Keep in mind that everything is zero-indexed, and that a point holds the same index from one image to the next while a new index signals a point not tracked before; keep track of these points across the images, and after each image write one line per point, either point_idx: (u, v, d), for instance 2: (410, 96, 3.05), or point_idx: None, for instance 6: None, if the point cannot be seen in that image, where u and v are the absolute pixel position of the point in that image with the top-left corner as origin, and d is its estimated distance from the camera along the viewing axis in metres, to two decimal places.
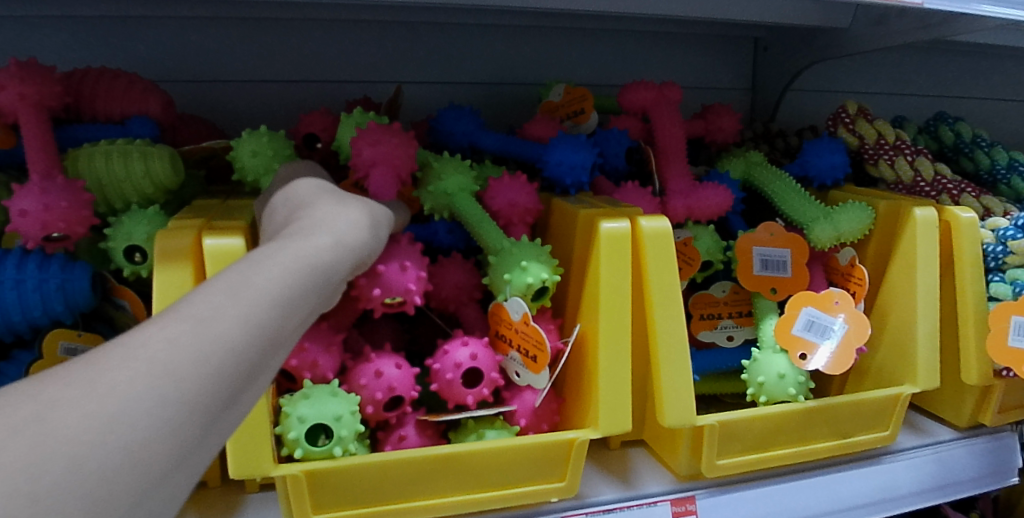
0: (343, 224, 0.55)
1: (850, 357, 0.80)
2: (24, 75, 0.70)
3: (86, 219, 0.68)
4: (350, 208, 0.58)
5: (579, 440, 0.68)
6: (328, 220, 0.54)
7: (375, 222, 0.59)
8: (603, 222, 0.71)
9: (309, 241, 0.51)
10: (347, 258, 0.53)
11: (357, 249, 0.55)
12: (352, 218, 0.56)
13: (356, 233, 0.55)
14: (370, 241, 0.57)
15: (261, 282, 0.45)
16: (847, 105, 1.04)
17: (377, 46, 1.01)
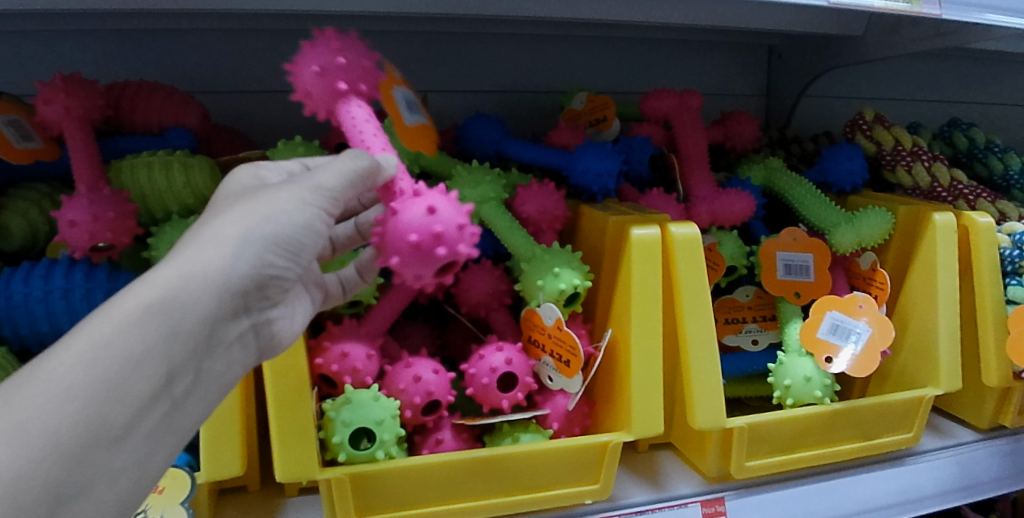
0: (239, 218, 0.50)
1: (875, 360, 0.82)
2: (68, 90, 0.73)
3: (131, 228, 0.71)
4: (263, 193, 0.52)
5: (612, 443, 0.70)
6: (226, 219, 0.50)
7: (307, 195, 0.52)
8: (633, 229, 0.72)
9: (187, 249, 0.49)
10: (237, 255, 0.49)
11: (258, 242, 0.50)
12: (253, 208, 0.51)
13: (254, 225, 0.50)
14: (289, 223, 0.51)
15: (115, 318, 0.45)
16: (864, 112, 1.06)
17: (401, 57, 1.03)
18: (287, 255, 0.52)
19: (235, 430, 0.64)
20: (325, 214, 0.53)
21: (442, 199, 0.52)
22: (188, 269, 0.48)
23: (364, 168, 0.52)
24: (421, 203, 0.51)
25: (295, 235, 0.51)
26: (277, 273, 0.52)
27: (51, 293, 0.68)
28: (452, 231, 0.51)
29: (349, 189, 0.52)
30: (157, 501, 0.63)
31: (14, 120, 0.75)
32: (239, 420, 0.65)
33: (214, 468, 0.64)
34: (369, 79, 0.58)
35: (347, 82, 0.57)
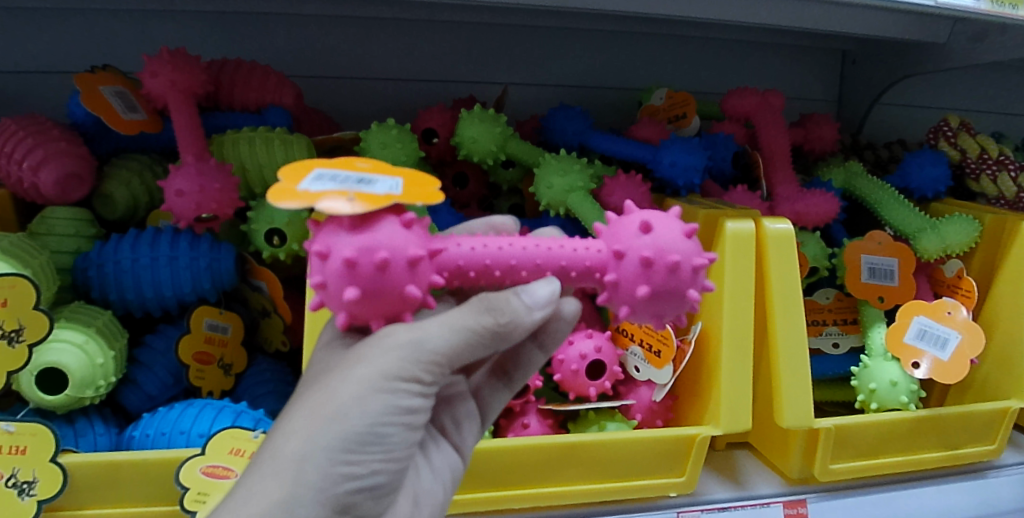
0: (305, 427, 0.46)
1: (964, 368, 0.80)
2: (175, 63, 0.74)
3: (234, 201, 0.72)
4: (334, 381, 0.47)
5: (700, 436, 0.69)
6: (293, 428, 0.47)
7: (388, 371, 0.46)
8: (730, 222, 0.72)
9: (306, 411, 0.47)
10: (354, 417, 0.46)
11: (329, 449, 0.46)
12: (319, 409, 0.46)
13: (322, 431, 0.46)
14: (363, 414, 0.46)
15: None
16: (949, 118, 1.04)
17: (481, 48, 1.04)
18: (369, 445, 0.47)
19: None
20: (413, 387, 0.47)
21: (660, 277, 0.49)
22: (258, 501, 0.45)
23: (497, 311, 0.47)
24: (657, 276, 0.49)
25: (373, 424, 0.47)
26: (360, 471, 0.47)
27: (158, 260, 0.70)
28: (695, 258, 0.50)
29: (465, 341, 0.48)
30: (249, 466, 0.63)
31: (120, 92, 0.78)
32: None
33: None
34: (379, 245, 0.44)
35: (391, 309, 0.46)
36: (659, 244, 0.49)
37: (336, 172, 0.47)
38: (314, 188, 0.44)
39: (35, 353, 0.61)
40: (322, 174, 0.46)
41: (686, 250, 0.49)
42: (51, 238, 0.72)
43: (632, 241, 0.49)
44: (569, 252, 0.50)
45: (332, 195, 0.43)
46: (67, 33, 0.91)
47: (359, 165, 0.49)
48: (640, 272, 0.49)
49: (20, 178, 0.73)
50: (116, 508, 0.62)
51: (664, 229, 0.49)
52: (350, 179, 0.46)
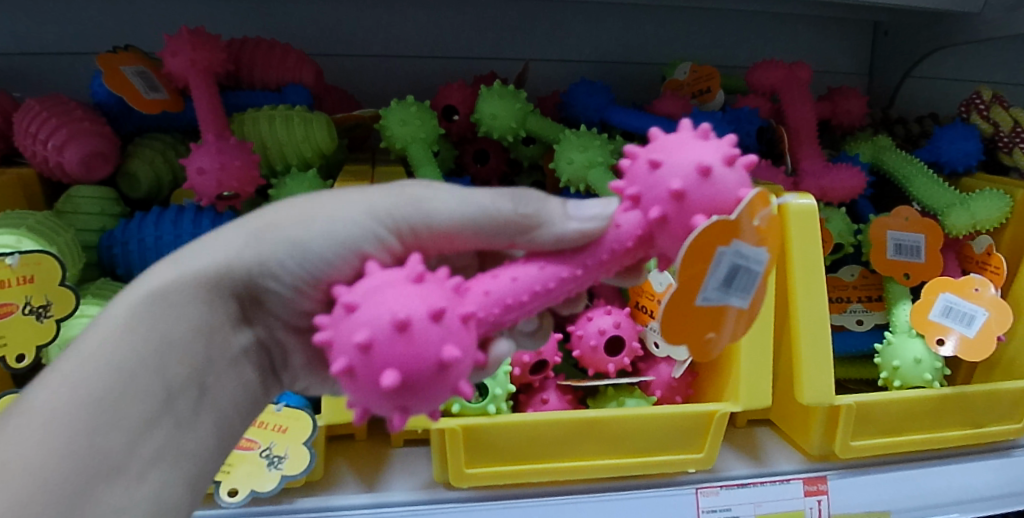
0: (277, 216, 0.45)
1: (992, 344, 0.78)
2: (193, 42, 0.74)
3: (255, 179, 0.72)
4: (333, 195, 0.45)
5: (719, 412, 0.69)
6: (268, 216, 0.46)
7: (378, 209, 0.43)
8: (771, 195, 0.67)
9: (290, 208, 0.46)
10: (317, 229, 0.44)
11: (278, 246, 0.44)
12: (301, 208, 0.45)
13: (286, 230, 0.44)
14: (324, 232, 0.43)
15: (121, 310, 0.43)
16: (982, 90, 1.00)
17: (502, 24, 1.03)
18: (307, 263, 0.44)
19: None
20: (389, 240, 0.44)
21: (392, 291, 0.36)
22: (205, 253, 0.45)
23: (513, 198, 0.44)
24: (411, 292, 0.36)
25: (325, 248, 0.43)
26: (286, 287, 0.45)
27: (181, 237, 0.71)
28: (378, 361, 0.34)
29: (471, 227, 0.43)
30: (281, 439, 0.64)
31: (141, 72, 0.78)
32: None
33: (336, 412, 0.66)
34: (715, 194, 0.40)
35: (652, 193, 0.41)
36: (429, 339, 0.34)
37: (733, 294, 0.43)
38: (761, 246, 0.43)
39: (63, 327, 0.64)
40: (749, 289, 0.44)
41: (386, 351, 0.34)
42: (77, 217, 0.73)
43: (456, 324, 0.36)
44: (533, 284, 0.41)
45: (758, 234, 0.42)
46: (91, 14, 0.91)
47: (719, 323, 0.44)
48: (439, 300, 0.36)
49: (45, 157, 0.74)
50: None
51: (428, 360, 0.34)
52: (743, 271, 0.42)
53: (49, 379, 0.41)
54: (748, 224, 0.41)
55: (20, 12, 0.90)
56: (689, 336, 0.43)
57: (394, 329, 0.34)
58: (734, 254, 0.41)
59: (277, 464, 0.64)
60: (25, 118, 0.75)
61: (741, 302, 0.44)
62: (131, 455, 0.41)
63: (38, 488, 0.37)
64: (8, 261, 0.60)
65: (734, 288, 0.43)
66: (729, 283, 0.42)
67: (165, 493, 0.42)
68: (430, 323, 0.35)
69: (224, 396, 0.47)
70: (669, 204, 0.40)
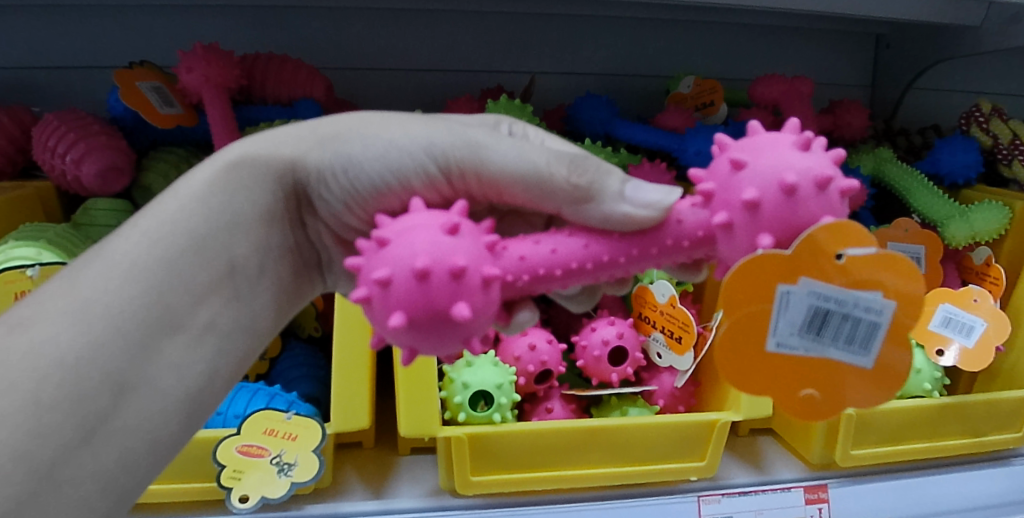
0: (342, 128, 0.49)
1: (990, 355, 0.79)
2: (208, 59, 0.76)
3: None
4: (395, 118, 0.48)
5: (721, 421, 0.70)
6: (334, 125, 0.49)
7: (432, 142, 0.45)
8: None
9: (354, 124, 0.48)
10: (369, 152, 0.46)
11: (333, 161, 0.48)
12: (364, 127, 0.48)
13: (348, 146, 0.47)
14: (376, 156, 0.46)
15: (198, 183, 0.48)
16: (981, 103, 1.01)
17: (508, 38, 1.05)
18: (359, 183, 0.47)
19: (362, 384, 0.67)
20: (435, 174, 0.45)
21: (421, 238, 0.36)
22: (273, 149, 0.50)
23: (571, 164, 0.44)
24: (440, 249, 0.36)
25: (376, 171, 0.46)
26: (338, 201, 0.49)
27: None
28: (393, 300, 0.36)
29: (518, 182, 0.44)
30: (290, 447, 0.66)
31: (157, 87, 0.80)
32: (368, 379, 0.68)
33: (344, 420, 0.68)
34: (791, 218, 0.38)
35: (725, 192, 0.39)
36: (443, 294, 0.36)
37: (835, 346, 0.41)
38: (887, 297, 0.41)
39: None
40: (870, 346, 0.41)
41: (408, 296, 0.36)
42: (94, 229, 0.75)
43: (475, 287, 0.36)
44: (574, 258, 0.42)
45: (850, 275, 0.40)
46: (107, 28, 0.94)
47: (829, 383, 0.42)
48: (470, 262, 0.36)
49: (63, 170, 0.76)
50: (164, 483, 0.66)
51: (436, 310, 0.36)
52: (838, 318, 0.41)
53: (129, 235, 0.46)
54: (827, 262, 0.39)
55: (39, 26, 0.92)
56: (778, 388, 0.42)
57: (413, 277, 0.35)
58: (810, 294, 0.40)
59: (286, 471, 0.66)
60: (44, 132, 0.77)
61: (859, 358, 0.42)
62: (190, 314, 0.46)
63: (113, 330, 0.43)
64: (29, 272, 0.62)
65: (839, 339, 0.41)
66: (821, 330, 0.41)
67: (213, 359, 0.47)
68: (452, 277, 0.36)
69: (270, 282, 0.52)
70: (738, 213, 0.39)
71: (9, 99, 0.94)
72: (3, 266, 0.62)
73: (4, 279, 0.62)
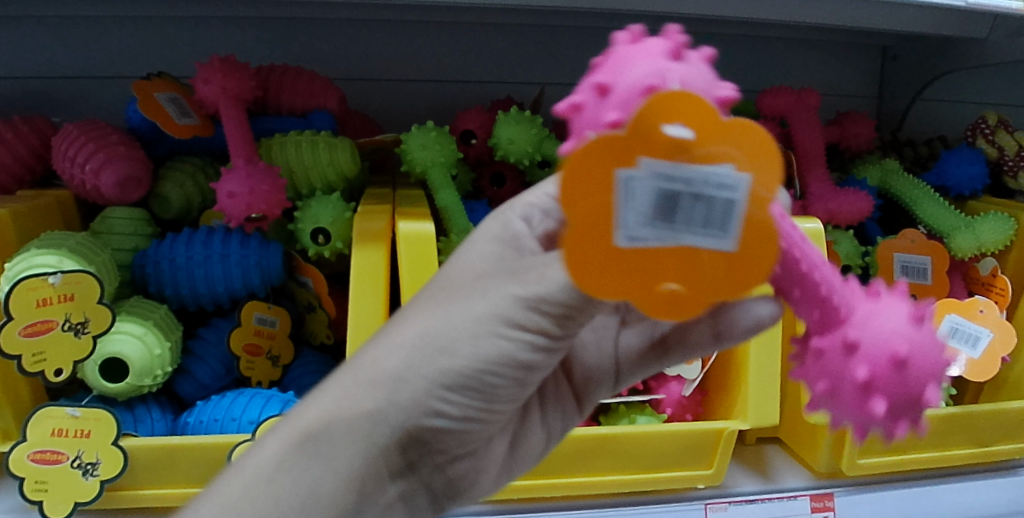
0: (411, 340, 0.44)
1: (995, 366, 0.80)
2: (224, 71, 0.78)
3: (282, 202, 0.76)
4: (456, 308, 0.43)
5: (728, 429, 0.71)
6: (405, 331, 0.44)
7: (501, 315, 0.41)
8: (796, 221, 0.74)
9: (428, 327, 0.43)
10: (458, 359, 0.42)
11: (427, 383, 0.43)
12: (432, 334, 0.43)
13: (430, 362, 0.43)
14: (468, 357, 0.42)
15: (276, 449, 0.45)
16: (988, 115, 1.02)
17: (517, 51, 1.07)
18: (462, 391, 0.44)
19: None
20: (519, 336, 0.41)
21: (885, 388, 0.39)
22: (348, 405, 0.44)
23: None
24: (895, 323, 0.39)
25: (470, 370, 0.42)
26: (449, 409, 0.45)
27: (211, 257, 0.75)
28: (913, 399, 0.39)
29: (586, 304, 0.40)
30: None
31: (174, 98, 0.82)
32: None
33: None
34: (668, 63, 0.34)
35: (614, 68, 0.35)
36: (923, 365, 0.39)
37: (691, 232, 0.32)
38: (741, 170, 0.31)
39: (100, 343, 0.67)
40: (729, 226, 0.32)
41: (891, 390, 0.39)
42: (112, 237, 0.76)
43: (919, 334, 0.39)
44: (818, 264, 0.41)
45: (693, 150, 0.31)
46: (125, 39, 0.96)
47: (691, 273, 0.33)
48: (899, 332, 0.39)
49: (83, 180, 0.78)
50: (177, 488, 0.68)
51: (935, 358, 0.39)
52: (696, 196, 0.31)
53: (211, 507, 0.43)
54: (660, 134, 0.30)
55: (58, 38, 0.94)
56: (629, 289, 0.33)
57: (886, 414, 0.39)
58: (674, 138, 0.30)
59: None
60: (64, 142, 0.79)
61: (713, 240, 0.32)
62: None
63: None
64: (51, 280, 0.64)
65: (708, 225, 0.32)
66: (678, 211, 0.32)
67: None
68: (902, 375, 0.39)
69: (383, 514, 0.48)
70: (628, 64, 0.34)
71: (28, 108, 0.96)
72: (26, 273, 0.64)
73: (28, 286, 0.63)
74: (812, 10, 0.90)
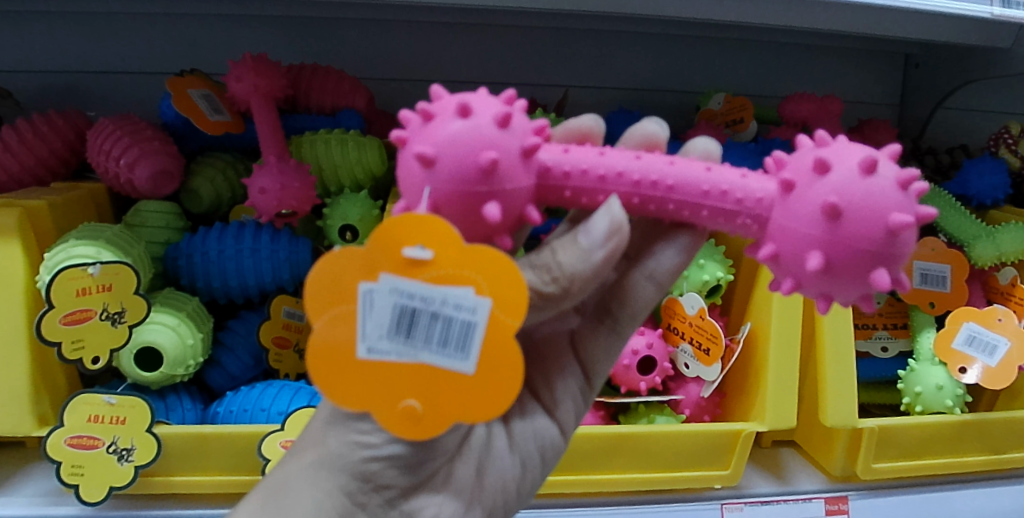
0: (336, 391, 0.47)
1: (1012, 374, 0.80)
2: (256, 69, 0.79)
3: (312, 199, 0.78)
4: None
5: (746, 431, 0.72)
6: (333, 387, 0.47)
7: None
8: None
9: None
10: None
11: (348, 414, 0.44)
12: None
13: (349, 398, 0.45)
14: None
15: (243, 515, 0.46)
16: (1011, 124, 1.02)
17: (542, 53, 1.08)
18: (380, 419, 0.44)
19: None
20: None
21: (815, 290, 0.42)
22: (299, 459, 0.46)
23: (582, 255, 0.41)
24: (811, 231, 0.41)
25: None
26: (374, 441, 0.44)
27: (242, 252, 0.77)
28: (861, 286, 0.41)
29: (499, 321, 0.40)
30: None
31: (207, 95, 0.84)
32: None
33: None
34: (444, 160, 0.40)
35: (411, 168, 0.40)
36: (849, 267, 0.41)
37: (429, 351, 0.38)
38: (480, 293, 0.37)
39: (135, 333, 0.69)
40: (469, 349, 0.38)
41: (817, 289, 0.42)
42: (145, 230, 0.78)
43: (832, 230, 0.40)
44: (704, 200, 0.45)
45: (430, 270, 0.37)
46: (157, 35, 0.98)
47: (427, 392, 0.38)
48: (814, 237, 0.41)
49: (117, 174, 0.80)
50: (208, 475, 0.70)
51: (872, 244, 0.40)
52: (431, 317, 0.37)
53: None
54: (401, 255, 0.37)
55: (92, 33, 0.96)
56: (371, 403, 0.39)
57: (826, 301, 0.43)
58: (389, 279, 0.37)
59: None
60: (99, 136, 0.81)
61: (452, 360, 0.38)
62: None
63: None
64: (90, 270, 0.65)
65: (447, 345, 0.38)
66: (412, 331, 0.38)
67: None
68: (822, 278, 0.41)
69: None
70: (421, 172, 0.40)
71: (64, 101, 0.98)
72: (66, 264, 0.65)
73: (68, 276, 0.65)
74: (837, 16, 0.91)
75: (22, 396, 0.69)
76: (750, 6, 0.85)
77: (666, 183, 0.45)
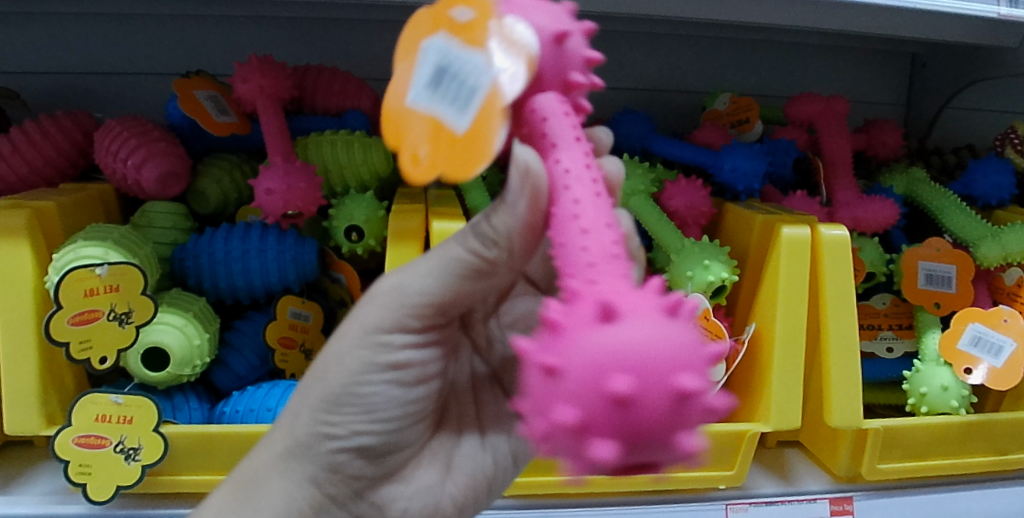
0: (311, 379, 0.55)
1: (1017, 375, 0.80)
2: (262, 70, 0.80)
3: (317, 200, 0.78)
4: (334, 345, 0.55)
5: (750, 432, 0.73)
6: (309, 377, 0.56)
7: (374, 341, 0.53)
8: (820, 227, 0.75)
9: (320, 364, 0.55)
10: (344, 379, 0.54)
11: (328, 400, 0.54)
12: (321, 365, 0.55)
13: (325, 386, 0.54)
14: (347, 375, 0.54)
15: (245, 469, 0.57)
16: (1017, 125, 1.02)
17: None
18: (355, 405, 0.54)
19: None
20: (397, 348, 0.53)
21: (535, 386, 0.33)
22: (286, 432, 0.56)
23: (510, 213, 0.46)
24: (579, 330, 0.32)
25: (357, 385, 0.54)
26: (346, 426, 0.55)
27: (248, 252, 0.78)
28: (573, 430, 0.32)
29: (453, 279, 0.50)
30: None
31: (213, 96, 0.84)
32: None
33: None
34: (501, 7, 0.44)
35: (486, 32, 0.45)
36: (583, 387, 0.32)
37: (442, 104, 0.41)
38: (494, 67, 0.40)
39: (142, 333, 0.69)
40: (468, 105, 0.40)
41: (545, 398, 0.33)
42: (153, 230, 0.79)
43: (606, 334, 0.32)
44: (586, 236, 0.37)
45: (468, 36, 0.41)
46: (165, 37, 0.98)
47: (432, 142, 0.41)
48: (582, 330, 0.32)
49: (124, 175, 0.80)
50: (213, 475, 0.70)
51: (623, 391, 0.31)
52: (450, 74, 0.41)
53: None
54: (455, 20, 0.42)
55: (101, 35, 0.97)
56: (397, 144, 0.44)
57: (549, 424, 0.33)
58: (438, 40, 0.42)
59: None
60: (106, 137, 0.81)
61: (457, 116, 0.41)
62: None
63: None
64: (98, 271, 0.66)
65: (444, 94, 0.41)
66: (437, 85, 0.41)
67: None
68: (553, 380, 0.32)
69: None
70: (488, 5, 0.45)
71: (73, 102, 0.99)
72: (74, 264, 0.66)
73: (75, 277, 0.65)
74: (843, 17, 0.91)
75: (31, 396, 0.69)
76: (755, 8, 0.85)
77: (574, 198, 0.39)
